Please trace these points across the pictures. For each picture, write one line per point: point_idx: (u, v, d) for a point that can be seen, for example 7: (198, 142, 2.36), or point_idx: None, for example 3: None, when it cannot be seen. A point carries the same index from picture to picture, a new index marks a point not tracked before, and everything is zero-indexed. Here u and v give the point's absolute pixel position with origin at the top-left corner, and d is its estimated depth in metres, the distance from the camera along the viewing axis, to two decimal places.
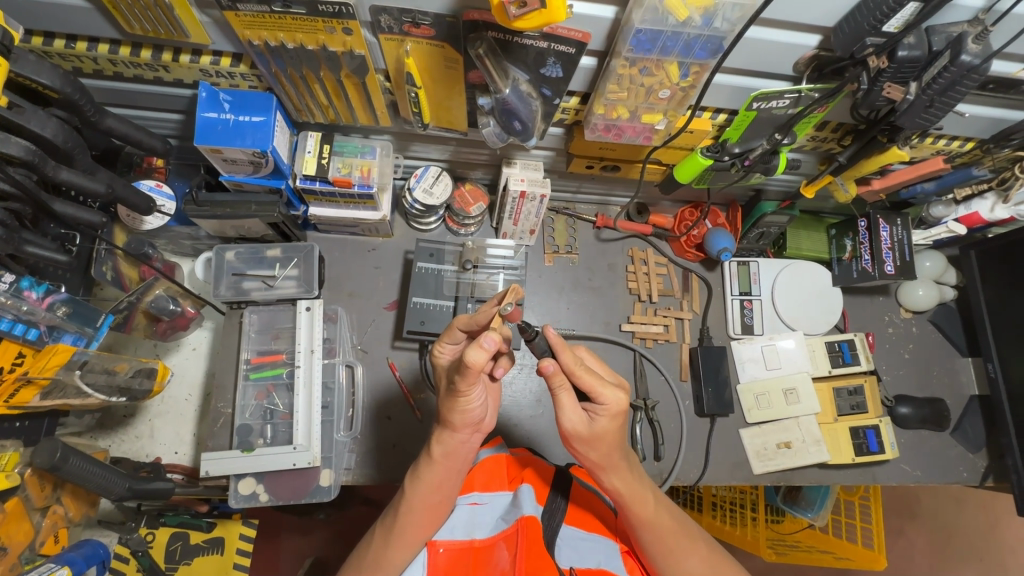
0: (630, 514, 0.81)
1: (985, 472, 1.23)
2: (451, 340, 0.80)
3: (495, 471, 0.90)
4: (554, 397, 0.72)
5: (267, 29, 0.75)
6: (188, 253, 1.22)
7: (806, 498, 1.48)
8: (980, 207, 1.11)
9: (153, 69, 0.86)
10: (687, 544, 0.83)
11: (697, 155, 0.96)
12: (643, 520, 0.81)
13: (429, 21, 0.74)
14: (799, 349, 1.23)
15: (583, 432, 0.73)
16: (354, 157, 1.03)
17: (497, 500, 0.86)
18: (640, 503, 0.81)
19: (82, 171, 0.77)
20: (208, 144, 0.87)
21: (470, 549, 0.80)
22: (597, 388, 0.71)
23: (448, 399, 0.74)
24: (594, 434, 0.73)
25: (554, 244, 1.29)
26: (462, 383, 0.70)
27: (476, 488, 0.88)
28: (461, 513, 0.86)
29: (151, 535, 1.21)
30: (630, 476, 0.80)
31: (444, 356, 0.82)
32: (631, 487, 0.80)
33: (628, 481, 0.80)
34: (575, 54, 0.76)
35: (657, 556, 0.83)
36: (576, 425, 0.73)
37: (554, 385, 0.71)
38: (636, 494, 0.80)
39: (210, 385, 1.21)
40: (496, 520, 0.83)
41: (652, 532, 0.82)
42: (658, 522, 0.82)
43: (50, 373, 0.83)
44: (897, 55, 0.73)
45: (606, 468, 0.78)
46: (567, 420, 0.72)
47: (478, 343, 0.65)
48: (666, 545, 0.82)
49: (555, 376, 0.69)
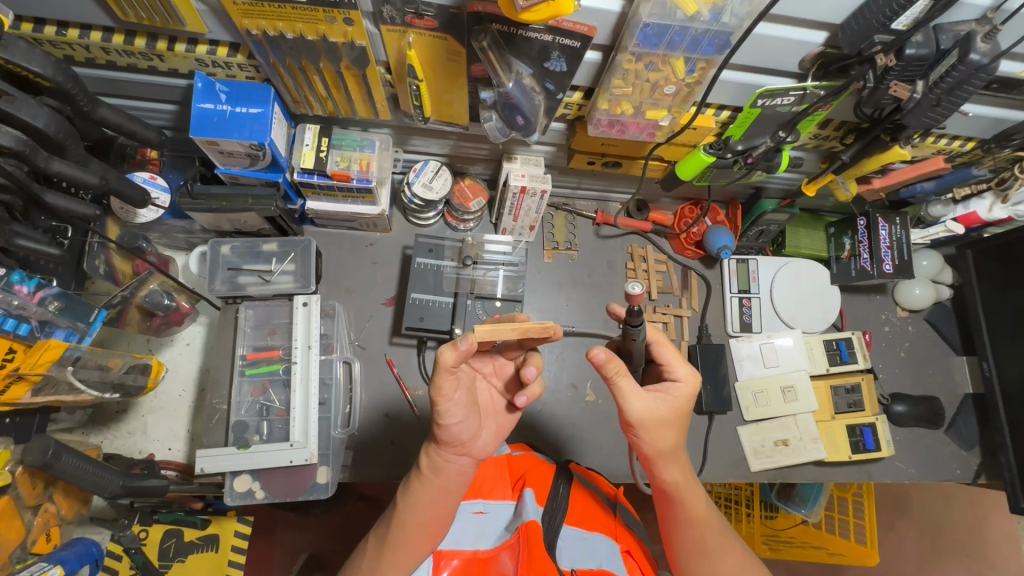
0: (676, 506, 0.82)
1: (978, 470, 1.25)
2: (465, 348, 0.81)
3: (498, 477, 0.91)
4: (615, 385, 0.72)
5: (266, 18, 0.74)
6: (182, 247, 1.19)
7: (799, 494, 1.46)
8: (978, 206, 1.11)
9: (148, 59, 0.84)
10: (726, 544, 0.83)
11: (700, 152, 0.95)
12: (690, 513, 0.82)
13: (432, 13, 0.72)
14: (797, 347, 1.23)
15: (657, 414, 0.75)
16: (353, 150, 1.00)
17: (499, 510, 0.86)
18: (691, 496, 0.82)
19: (75, 162, 0.75)
20: (204, 136, 0.86)
21: (475, 559, 0.81)
22: (671, 362, 0.79)
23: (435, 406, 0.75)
24: (665, 417, 0.75)
25: (553, 240, 1.28)
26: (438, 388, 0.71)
27: (480, 496, 0.89)
28: (465, 524, 0.85)
29: (145, 532, 1.19)
30: (686, 467, 0.82)
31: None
32: (685, 480, 0.81)
33: (683, 472, 0.81)
34: (580, 48, 0.75)
35: (696, 554, 0.82)
36: (647, 408, 0.74)
37: (613, 373, 0.71)
38: (689, 487, 0.82)
39: (205, 381, 1.20)
40: (500, 530, 0.83)
41: (694, 527, 0.82)
42: (704, 517, 0.82)
43: (42, 369, 0.81)
44: (905, 52, 0.72)
45: (666, 457, 0.79)
46: (636, 406, 0.74)
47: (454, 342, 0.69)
48: (707, 543, 0.82)
49: (609, 363, 0.69)
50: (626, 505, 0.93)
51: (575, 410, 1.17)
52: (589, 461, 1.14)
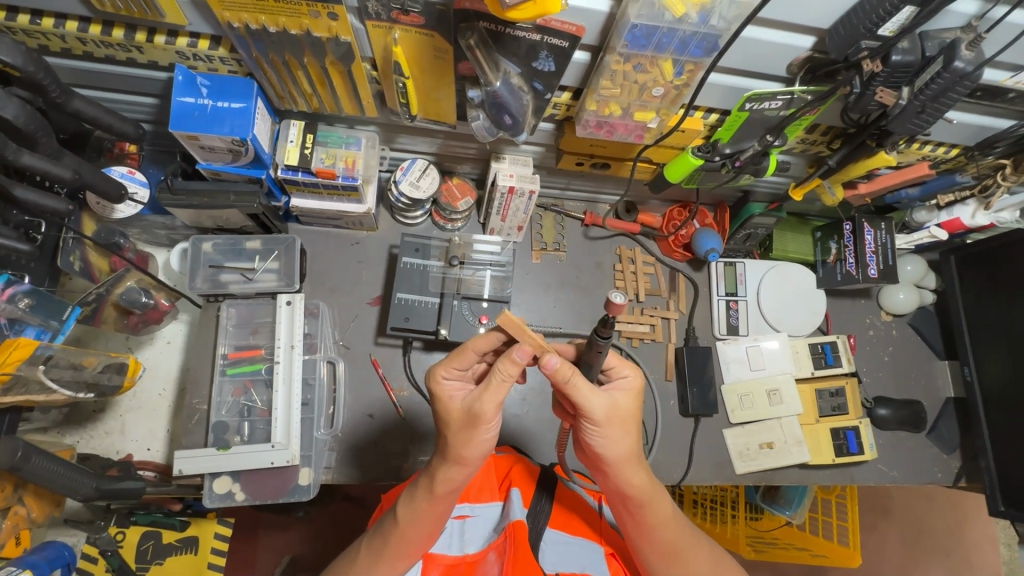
0: (644, 513, 0.79)
1: (958, 473, 1.26)
2: (459, 362, 0.75)
3: (485, 480, 0.91)
4: (573, 387, 0.69)
5: (248, 11, 0.72)
6: (163, 243, 1.17)
7: (784, 496, 1.47)
8: (961, 213, 1.13)
9: (126, 50, 0.82)
10: (697, 544, 0.83)
11: (688, 154, 0.95)
12: (658, 518, 0.79)
13: (418, 9, 0.71)
14: (783, 350, 1.24)
15: (616, 409, 0.72)
16: (338, 148, 0.99)
17: (487, 512, 0.86)
18: (658, 501, 0.79)
19: (47, 155, 0.73)
20: (184, 130, 0.84)
21: (463, 564, 0.78)
22: (616, 363, 0.77)
23: (464, 426, 0.70)
24: (622, 416, 0.72)
25: (542, 241, 1.27)
26: (488, 403, 0.68)
27: (467, 500, 0.88)
28: (451, 528, 0.85)
29: (122, 534, 1.17)
30: (648, 471, 0.78)
31: (447, 382, 0.75)
32: (650, 484, 0.78)
33: (648, 476, 0.78)
34: (568, 48, 0.74)
35: (669, 558, 0.81)
36: (604, 407, 0.71)
37: (571, 375, 0.68)
38: (654, 493, 0.78)
39: (185, 380, 1.17)
40: (487, 533, 0.83)
41: (664, 531, 0.80)
42: (672, 520, 0.81)
43: (11, 368, 0.78)
44: (891, 59, 0.72)
45: (627, 463, 0.75)
46: (595, 405, 0.70)
47: (512, 357, 0.66)
48: (680, 545, 0.81)
49: (561, 368, 0.67)
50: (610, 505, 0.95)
51: None
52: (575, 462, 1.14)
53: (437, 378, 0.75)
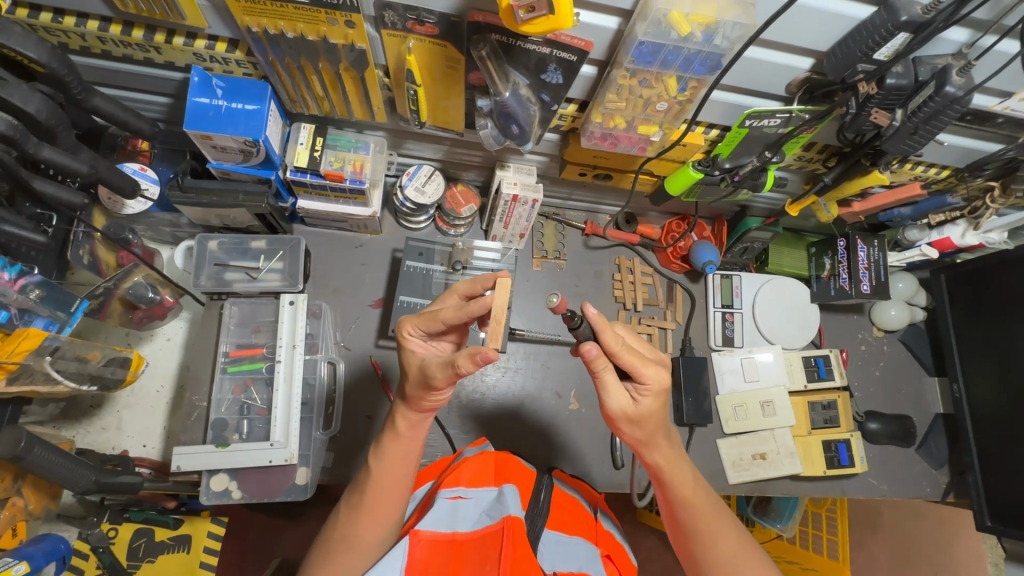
0: (668, 492, 0.85)
1: (947, 488, 1.28)
2: (424, 325, 0.80)
3: (481, 469, 0.90)
4: (599, 378, 0.75)
5: (267, 17, 0.74)
6: (168, 240, 1.18)
7: (774, 509, 1.48)
8: (952, 233, 1.15)
9: (145, 50, 0.84)
10: (720, 529, 0.85)
11: (688, 169, 0.97)
12: (680, 495, 0.85)
13: (433, 20, 0.74)
14: (777, 362, 1.26)
15: (633, 407, 0.77)
16: (347, 151, 1.01)
17: (481, 496, 0.84)
18: (679, 481, 0.85)
19: (65, 149, 0.75)
20: (198, 130, 0.85)
21: (451, 542, 0.77)
22: (639, 367, 0.75)
23: (416, 386, 0.77)
24: (641, 413, 0.77)
25: (542, 249, 1.30)
26: (439, 378, 0.72)
27: (460, 483, 0.87)
28: (442, 507, 0.82)
29: (114, 530, 1.16)
30: (670, 453, 0.84)
31: (413, 338, 0.82)
32: (673, 461, 0.84)
33: (668, 456, 0.84)
34: (576, 61, 0.76)
35: (695, 537, 0.85)
36: (622, 404, 0.76)
37: (597, 368, 0.73)
38: (676, 472, 0.85)
39: (184, 378, 1.18)
40: (479, 515, 0.81)
41: (688, 512, 0.85)
42: (695, 502, 0.85)
43: (19, 358, 0.78)
44: (886, 82, 0.76)
45: (650, 444, 0.82)
46: (613, 402, 0.76)
47: (471, 356, 0.67)
48: (702, 527, 0.84)
49: (598, 360, 0.72)
50: (609, 511, 0.97)
51: (558, 418, 1.20)
52: (570, 469, 1.16)
53: (405, 336, 0.82)
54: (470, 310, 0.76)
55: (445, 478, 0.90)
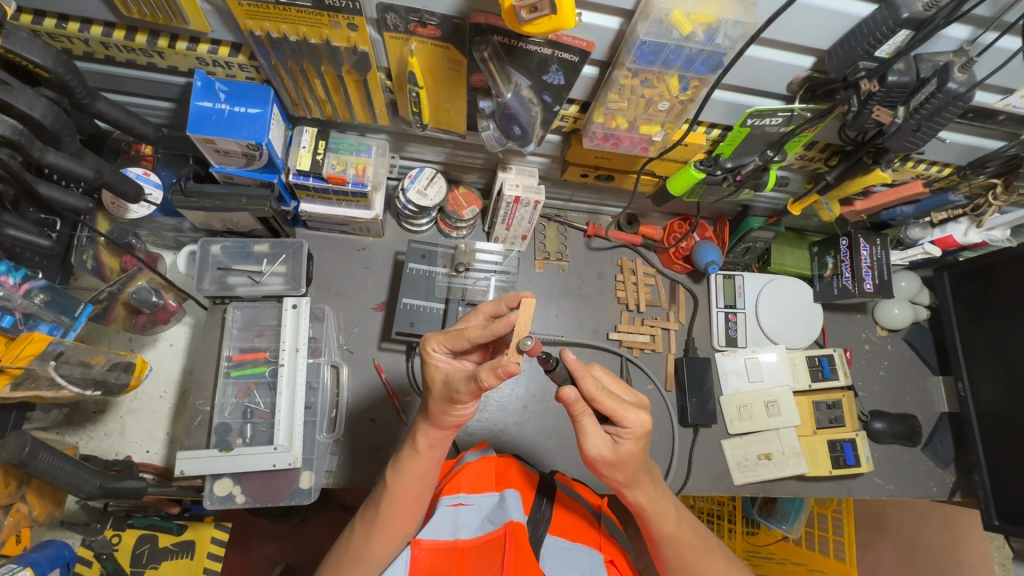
0: (652, 529, 0.86)
1: (953, 487, 1.28)
2: (450, 342, 0.79)
3: (482, 474, 0.89)
4: (577, 423, 0.75)
5: (270, 21, 0.75)
6: (170, 245, 1.18)
7: (780, 510, 1.48)
8: (954, 231, 1.15)
9: (148, 56, 0.84)
10: (706, 559, 0.88)
11: (690, 168, 0.97)
12: (664, 533, 0.85)
13: (435, 22, 0.74)
14: (780, 362, 1.26)
15: (612, 452, 0.76)
16: (349, 155, 1.01)
17: (483, 502, 0.83)
18: (663, 517, 0.85)
19: (70, 154, 0.75)
20: (201, 134, 0.86)
21: (454, 549, 0.77)
22: (619, 412, 0.74)
23: (442, 399, 0.76)
24: (620, 457, 0.76)
25: (545, 251, 1.30)
26: (464, 391, 0.73)
27: (462, 489, 0.86)
28: (444, 514, 0.82)
29: (118, 537, 1.15)
30: (651, 490, 0.84)
31: (437, 354, 0.81)
32: (655, 499, 0.84)
33: (650, 495, 0.84)
34: (578, 62, 0.76)
35: (679, 568, 0.87)
36: (600, 448, 0.76)
37: (575, 412, 0.74)
38: (658, 508, 0.85)
39: (187, 383, 1.18)
40: (480, 521, 0.80)
41: (674, 547, 0.86)
42: (678, 536, 0.86)
43: (23, 363, 0.79)
44: (887, 79, 0.75)
45: (631, 484, 0.81)
46: (591, 445, 0.76)
47: (494, 369, 0.67)
48: (686, 559, 0.87)
49: (576, 404, 0.73)
50: (611, 516, 0.96)
51: (562, 419, 1.20)
52: (574, 471, 1.16)
53: (427, 351, 0.81)
54: (496, 329, 0.76)
55: (447, 484, 0.89)
